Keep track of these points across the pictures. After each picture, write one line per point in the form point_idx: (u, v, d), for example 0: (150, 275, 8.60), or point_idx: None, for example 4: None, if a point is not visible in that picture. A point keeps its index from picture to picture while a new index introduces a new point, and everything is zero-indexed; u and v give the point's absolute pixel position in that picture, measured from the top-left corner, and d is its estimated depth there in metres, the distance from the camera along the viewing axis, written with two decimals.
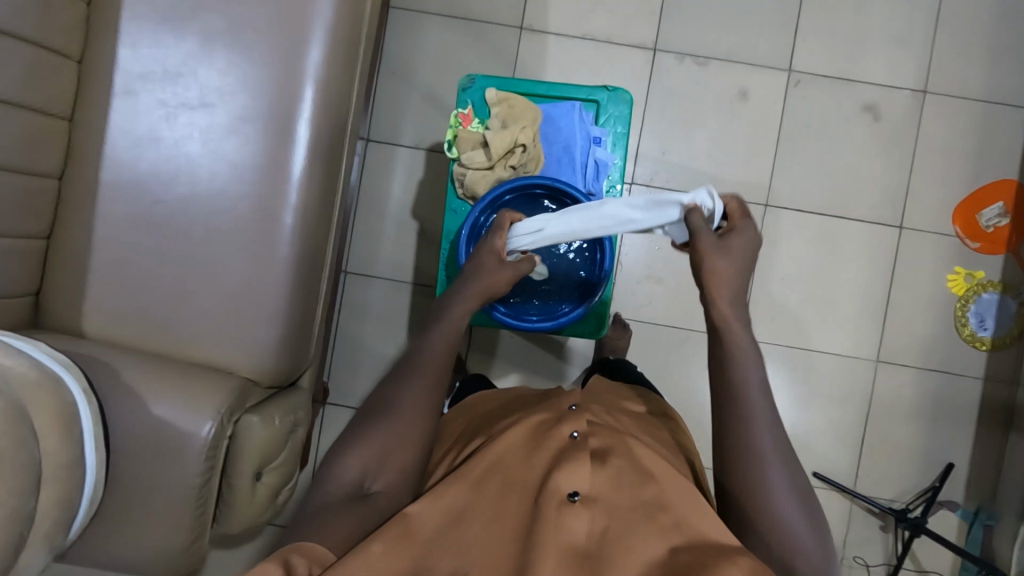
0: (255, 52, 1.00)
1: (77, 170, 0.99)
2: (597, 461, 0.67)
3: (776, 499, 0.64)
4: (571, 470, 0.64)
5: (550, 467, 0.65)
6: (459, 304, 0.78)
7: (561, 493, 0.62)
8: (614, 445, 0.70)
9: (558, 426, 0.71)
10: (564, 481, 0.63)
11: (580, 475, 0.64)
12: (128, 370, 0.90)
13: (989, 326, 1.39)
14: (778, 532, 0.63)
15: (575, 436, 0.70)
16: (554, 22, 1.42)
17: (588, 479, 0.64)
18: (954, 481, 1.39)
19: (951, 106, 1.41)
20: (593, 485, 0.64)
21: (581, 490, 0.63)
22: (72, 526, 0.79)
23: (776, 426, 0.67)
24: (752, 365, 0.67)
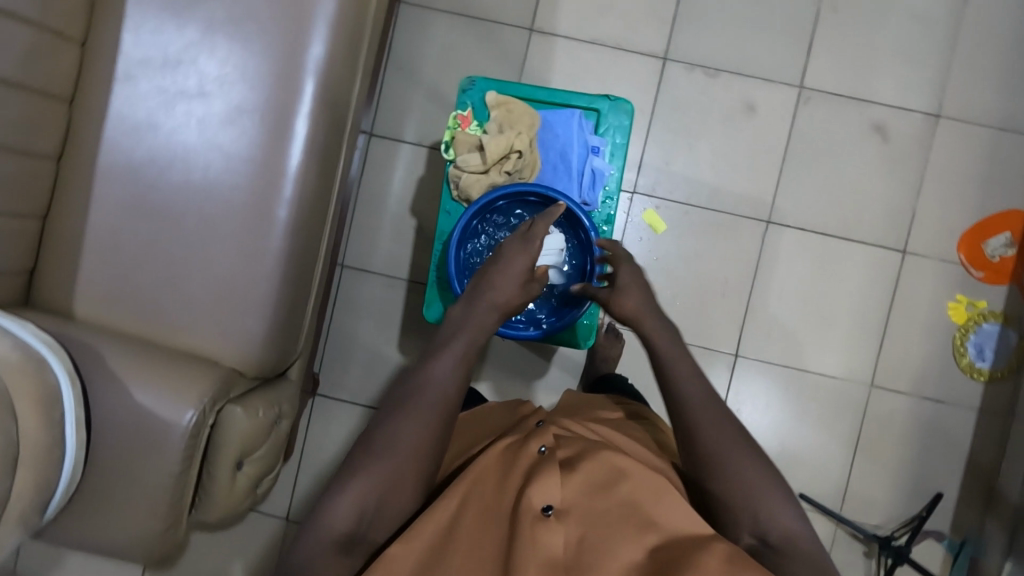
0: (257, 44, 1.00)
1: (75, 152, 0.99)
2: (567, 470, 0.68)
3: (743, 479, 0.70)
4: (540, 482, 0.65)
5: (523, 483, 0.67)
6: (457, 338, 0.76)
7: (534, 507, 0.64)
8: (582, 453, 0.71)
9: (525, 445, 0.73)
10: (535, 497, 0.64)
11: (551, 488, 0.65)
12: (114, 355, 0.91)
13: (988, 357, 1.37)
14: (753, 508, 0.69)
15: (543, 450, 0.71)
16: (563, 26, 1.40)
17: (559, 491, 0.65)
18: (942, 511, 1.37)
19: (963, 131, 1.39)
20: (564, 498, 0.65)
21: (553, 502, 0.64)
22: (49, 507, 0.80)
23: (721, 414, 0.74)
24: (684, 364, 0.78)
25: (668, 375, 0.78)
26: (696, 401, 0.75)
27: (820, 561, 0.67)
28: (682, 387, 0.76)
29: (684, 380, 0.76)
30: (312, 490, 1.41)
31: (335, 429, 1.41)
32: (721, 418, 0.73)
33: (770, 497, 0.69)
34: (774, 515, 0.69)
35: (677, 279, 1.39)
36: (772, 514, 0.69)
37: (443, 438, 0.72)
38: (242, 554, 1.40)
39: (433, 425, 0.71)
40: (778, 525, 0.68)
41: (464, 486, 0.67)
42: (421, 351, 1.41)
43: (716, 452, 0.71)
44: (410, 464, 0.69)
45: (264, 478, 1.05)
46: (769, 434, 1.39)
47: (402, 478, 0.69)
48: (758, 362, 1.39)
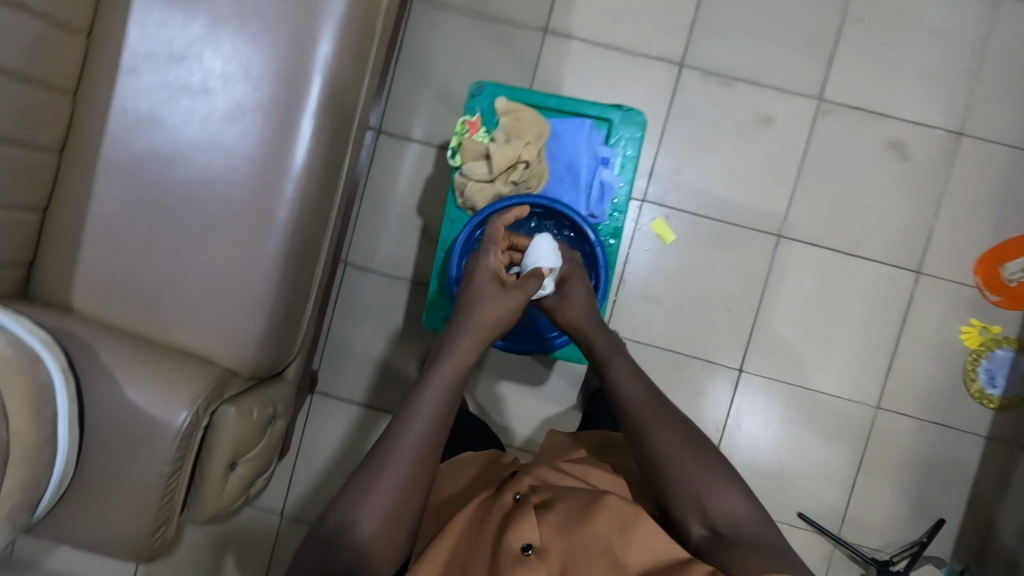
0: (263, 41, 0.98)
1: (78, 144, 0.98)
2: (542, 512, 0.69)
3: (686, 463, 0.71)
4: (518, 524, 0.67)
5: (500, 530, 0.68)
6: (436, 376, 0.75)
7: (514, 548, 0.65)
8: (558, 495, 0.72)
9: (501, 495, 0.74)
10: (512, 538, 0.66)
11: (528, 528, 0.67)
12: (109, 352, 0.90)
13: (1000, 384, 1.34)
14: (698, 491, 0.70)
15: (518, 497, 0.73)
16: (579, 28, 1.37)
17: (537, 529, 0.67)
18: (944, 537, 1.34)
19: (986, 151, 1.35)
20: (543, 536, 0.67)
21: (533, 541, 0.66)
22: (39, 504, 0.80)
23: (660, 403, 0.78)
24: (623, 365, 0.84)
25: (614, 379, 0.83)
26: (636, 402, 0.79)
27: (769, 540, 0.67)
28: (619, 388, 0.82)
29: (627, 383, 0.81)
30: (307, 488, 1.40)
31: (331, 427, 1.40)
32: (663, 416, 0.76)
33: (713, 482, 0.70)
34: (720, 501, 0.69)
35: (683, 291, 1.36)
36: (717, 502, 0.69)
37: (425, 480, 0.71)
38: (235, 548, 1.40)
39: (416, 467, 0.70)
40: (725, 511, 0.69)
41: (445, 539, 0.69)
42: (420, 353, 1.40)
43: (659, 446, 0.74)
44: (410, 490, 0.69)
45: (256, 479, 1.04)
46: (770, 452, 1.37)
47: (405, 505, 0.69)
48: (762, 378, 1.37)
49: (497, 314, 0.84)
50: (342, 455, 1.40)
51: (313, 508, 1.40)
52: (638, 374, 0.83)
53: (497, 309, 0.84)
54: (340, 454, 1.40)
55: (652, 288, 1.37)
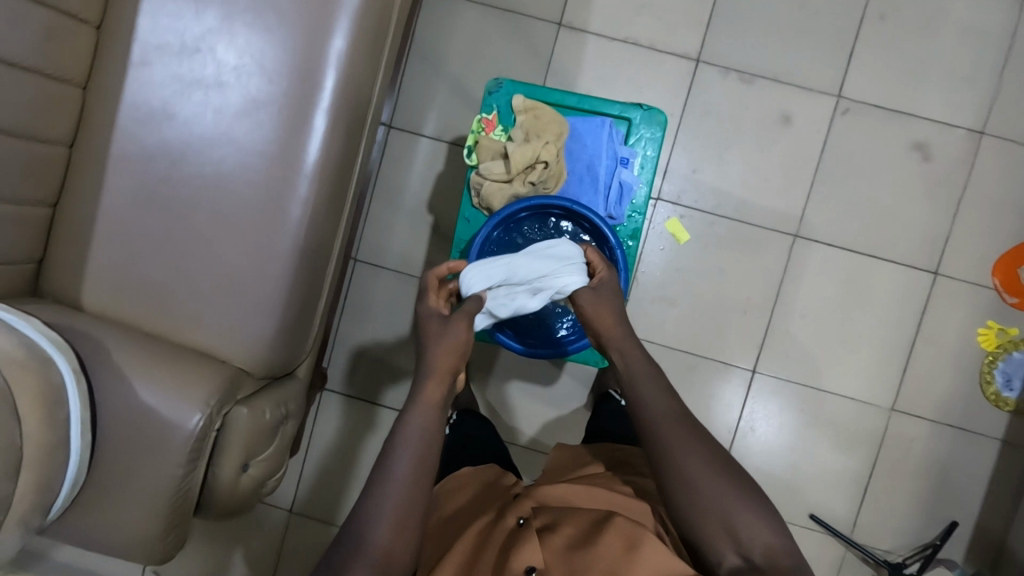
0: (277, 36, 0.96)
1: (88, 139, 0.96)
2: (545, 535, 0.70)
3: (718, 491, 0.67)
4: (520, 549, 0.68)
5: (504, 554, 0.70)
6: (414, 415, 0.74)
7: (517, 571, 0.67)
8: (560, 517, 0.73)
9: (505, 518, 0.75)
10: (516, 562, 0.67)
11: (531, 551, 0.68)
12: (121, 351, 0.89)
13: (1016, 387, 1.32)
14: (732, 521, 0.66)
15: (521, 522, 0.74)
16: (596, 22, 1.35)
17: (540, 553, 0.68)
18: (956, 540, 1.33)
19: (1008, 151, 1.32)
20: (546, 559, 0.68)
21: (536, 563, 0.67)
22: (52, 507, 0.79)
23: (688, 422, 0.73)
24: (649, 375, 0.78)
25: (636, 386, 0.77)
26: (662, 419, 0.73)
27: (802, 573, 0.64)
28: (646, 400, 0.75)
29: (648, 395, 0.76)
30: (315, 485, 1.40)
31: (340, 425, 1.40)
32: (693, 435, 0.71)
33: (745, 512, 0.66)
34: (751, 532, 0.65)
35: (697, 290, 1.35)
36: (749, 533, 0.65)
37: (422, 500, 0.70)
38: (243, 544, 1.40)
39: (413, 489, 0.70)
40: (756, 542, 0.65)
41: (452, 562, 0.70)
42: None
43: (687, 468, 0.69)
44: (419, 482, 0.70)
45: (269, 478, 1.03)
46: (782, 453, 1.36)
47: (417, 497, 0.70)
48: (775, 379, 1.35)
49: (453, 346, 0.78)
50: (350, 453, 1.39)
51: (321, 506, 1.39)
52: (659, 384, 0.77)
53: (451, 342, 0.79)
54: (349, 452, 1.39)
55: (666, 288, 1.35)
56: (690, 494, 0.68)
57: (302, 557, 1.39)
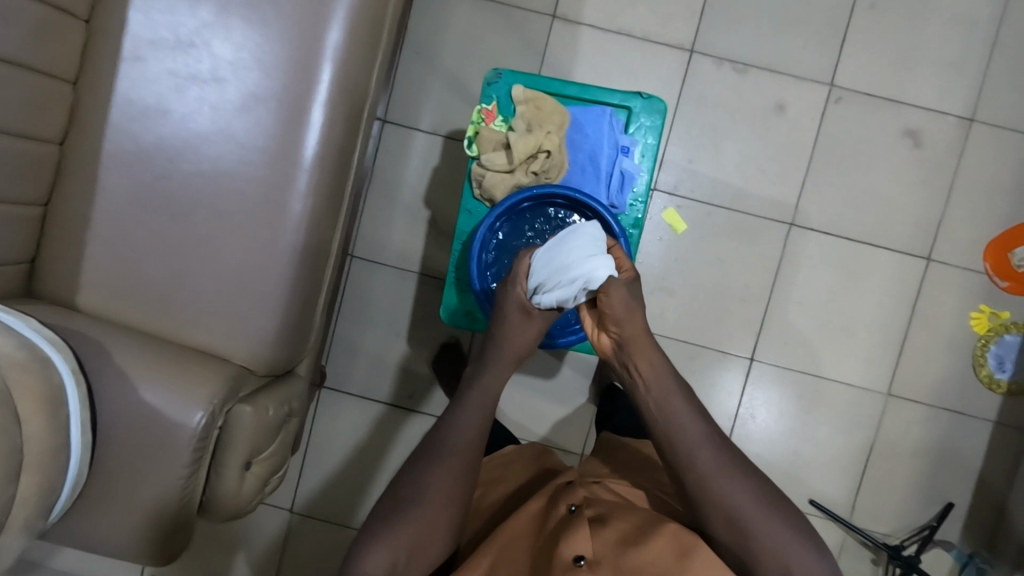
0: (273, 28, 0.95)
1: (80, 136, 0.95)
2: (598, 526, 0.69)
3: (756, 518, 0.71)
4: (573, 536, 0.67)
5: (554, 541, 0.68)
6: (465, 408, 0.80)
7: (566, 559, 0.65)
8: (613, 512, 0.73)
9: (556, 505, 0.74)
10: (566, 550, 0.66)
11: (582, 540, 0.67)
12: (121, 351, 0.87)
13: (1009, 369, 1.34)
14: (771, 546, 0.70)
15: (573, 510, 0.72)
16: (589, 14, 1.35)
17: (591, 543, 0.67)
18: (952, 521, 1.35)
19: (997, 137, 1.34)
20: (597, 549, 0.67)
21: (585, 553, 0.66)
22: (54, 510, 0.78)
23: (719, 450, 0.76)
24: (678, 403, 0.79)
25: (666, 419, 0.79)
26: (695, 448, 0.76)
27: None
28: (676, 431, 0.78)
29: (691, 427, 0.77)
30: (317, 484, 1.38)
31: (341, 424, 1.39)
32: (728, 465, 0.75)
33: (784, 538, 0.71)
34: (796, 561, 0.70)
35: (695, 280, 1.35)
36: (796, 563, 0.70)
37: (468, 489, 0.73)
38: (244, 546, 1.38)
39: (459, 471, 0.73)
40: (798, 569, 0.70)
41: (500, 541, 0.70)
42: (431, 347, 1.38)
43: (735, 504, 0.72)
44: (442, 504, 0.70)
45: (272, 478, 1.02)
46: (781, 440, 1.37)
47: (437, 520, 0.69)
48: (774, 367, 1.36)
49: (520, 344, 0.88)
50: (352, 451, 1.38)
51: (324, 505, 1.38)
52: (702, 421, 0.79)
53: (520, 340, 0.89)
54: (351, 450, 1.38)
55: (665, 278, 1.35)
56: (736, 527, 0.71)
57: (305, 557, 1.38)
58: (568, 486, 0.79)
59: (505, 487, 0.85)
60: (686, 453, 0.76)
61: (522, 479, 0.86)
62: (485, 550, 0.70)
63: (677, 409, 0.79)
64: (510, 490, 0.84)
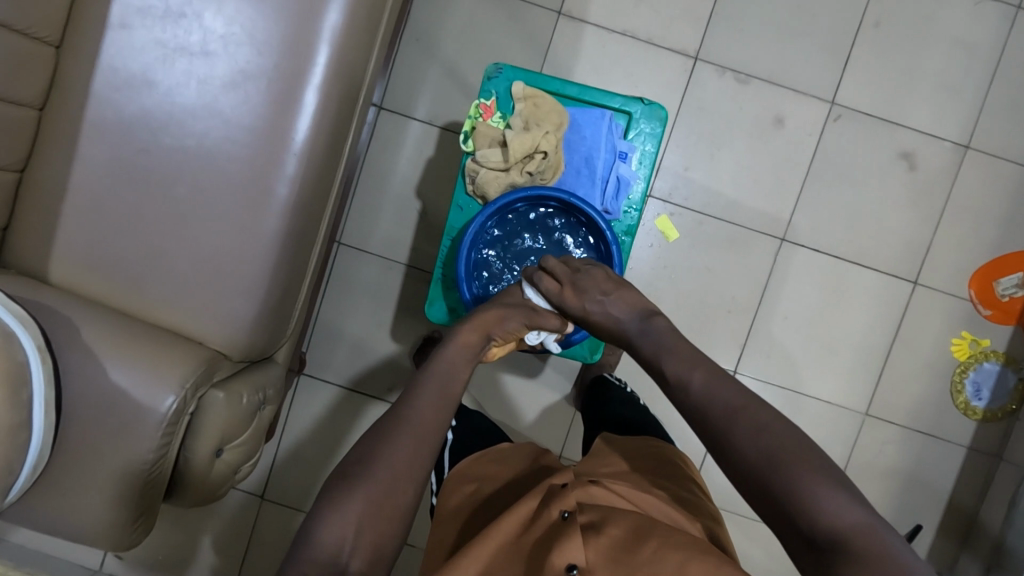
0: (268, 4, 0.92)
1: (60, 102, 0.91)
2: (590, 534, 0.68)
3: (781, 461, 0.60)
4: (563, 545, 0.66)
5: (545, 547, 0.68)
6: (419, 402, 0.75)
7: (558, 569, 0.64)
8: (605, 517, 0.71)
9: (548, 508, 0.72)
10: (557, 560, 0.65)
11: (574, 549, 0.66)
12: (91, 329, 0.85)
13: (985, 397, 1.36)
14: (795, 492, 0.58)
15: (565, 516, 0.71)
16: (594, 12, 1.33)
17: (583, 551, 0.66)
18: (920, 541, 1.37)
19: (990, 166, 1.35)
20: (587, 557, 0.66)
21: (577, 561, 0.65)
22: (11, 489, 0.75)
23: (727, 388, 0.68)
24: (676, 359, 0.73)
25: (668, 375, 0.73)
26: (705, 398, 0.68)
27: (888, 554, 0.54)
28: (683, 381, 0.71)
29: (693, 379, 0.70)
30: (289, 474, 1.36)
31: (318, 412, 1.36)
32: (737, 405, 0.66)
33: (822, 489, 0.58)
34: (829, 510, 0.57)
35: (683, 288, 1.35)
36: (823, 507, 0.57)
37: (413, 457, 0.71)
38: (210, 532, 1.36)
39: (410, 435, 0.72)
40: (833, 519, 0.56)
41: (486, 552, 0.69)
42: (415, 339, 1.36)
43: (742, 441, 0.63)
44: (393, 489, 0.69)
45: (245, 464, 0.99)
46: None
47: (389, 505, 0.68)
48: (756, 381, 1.37)
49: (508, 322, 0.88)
50: (330, 439, 1.36)
51: (295, 493, 1.36)
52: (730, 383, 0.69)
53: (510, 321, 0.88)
54: (328, 440, 1.36)
55: (653, 285, 1.35)
56: (744, 470, 0.62)
57: (274, 545, 1.36)
58: (564, 487, 0.77)
59: (497, 484, 0.83)
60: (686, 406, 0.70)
61: (514, 473, 0.86)
62: (472, 552, 0.68)
63: (688, 373, 0.71)
64: (503, 485, 0.83)
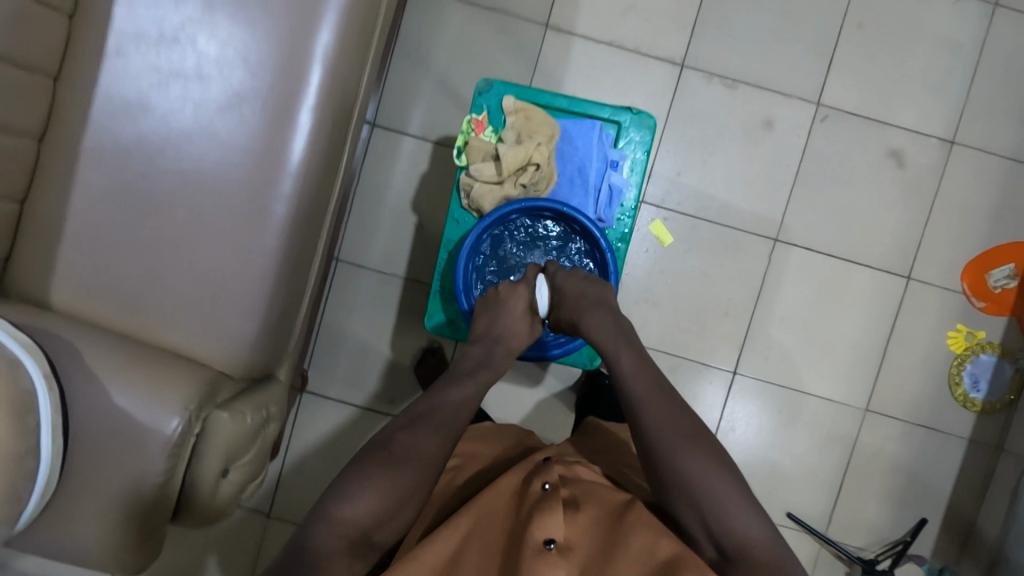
0: (261, 27, 0.94)
1: (58, 131, 0.92)
2: (572, 509, 0.69)
3: (699, 470, 0.72)
4: (544, 519, 0.66)
5: (525, 521, 0.67)
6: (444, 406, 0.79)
7: (536, 541, 0.64)
8: (585, 496, 0.73)
9: (530, 482, 0.73)
10: (537, 531, 0.64)
11: (555, 525, 0.65)
12: (94, 354, 0.85)
13: (983, 388, 1.37)
14: (703, 494, 0.71)
15: (547, 488, 0.72)
16: (582, 23, 1.35)
17: (563, 527, 0.66)
18: (925, 536, 1.38)
19: (977, 161, 1.37)
20: (566, 535, 0.66)
21: (556, 536, 0.64)
22: (20, 516, 0.76)
23: (663, 392, 0.79)
24: (623, 357, 0.83)
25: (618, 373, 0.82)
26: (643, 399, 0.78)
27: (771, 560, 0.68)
28: (626, 381, 0.80)
29: (635, 378, 0.80)
30: (294, 491, 1.36)
31: (320, 426, 1.37)
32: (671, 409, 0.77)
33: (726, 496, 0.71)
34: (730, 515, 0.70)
35: (679, 291, 1.36)
36: (724, 510, 0.70)
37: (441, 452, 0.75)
38: (215, 554, 1.35)
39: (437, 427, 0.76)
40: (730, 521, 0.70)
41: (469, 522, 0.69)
42: (415, 352, 1.37)
43: (672, 444, 0.74)
44: (405, 494, 0.71)
45: (250, 483, 0.98)
46: (761, 452, 1.38)
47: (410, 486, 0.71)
48: (755, 380, 1.38)
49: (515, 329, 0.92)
50: (333, 453, 1.37)
51: (301, 510, 1.36)
52: (667, 404, 0.78)
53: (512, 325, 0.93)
54: (332, 455, 1.37)
55: (650, 289, 1.36)
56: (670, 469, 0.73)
57: None
58: (547, 463, 0.78)
59: (487, 462, 0.84)
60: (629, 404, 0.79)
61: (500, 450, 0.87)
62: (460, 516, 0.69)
63: (634, 376, 0.80)
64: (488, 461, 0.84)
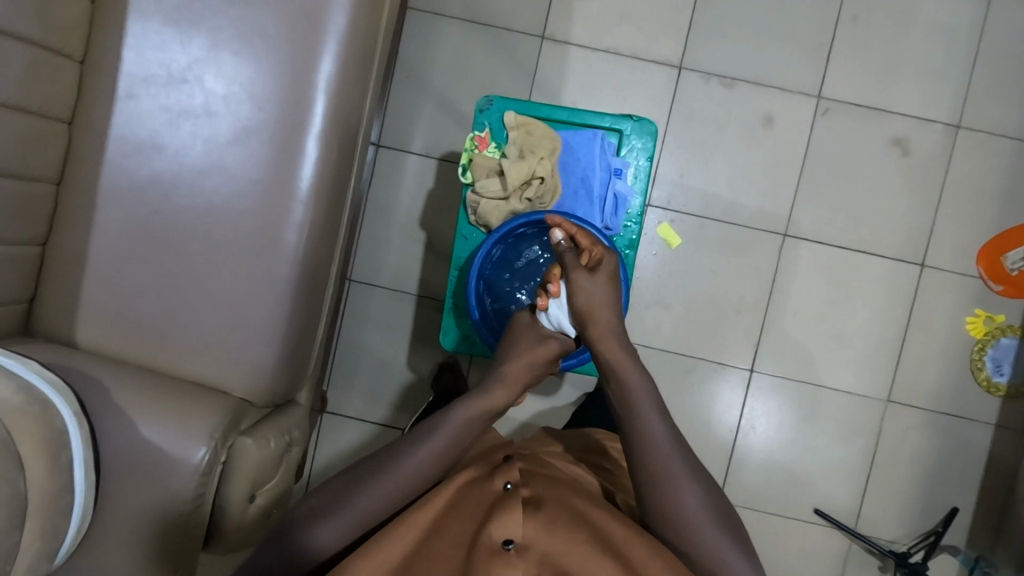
0: (264, 61, 0.96)
1: (75, 174, 0.95)
2: (532, 508, 0.64)
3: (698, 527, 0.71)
4: (503, 518, 0.62)
5: (481, 521, 0.63)
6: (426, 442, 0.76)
7: (493, 540, 0.59)
8: (546, 494, 0.68)
9: (491, 480, 0.70)
10: (495, 530, 0.60)
11: (514, 523, 0.61)
12: (121, 388, 0.88)
13: (1006, 372, 1.35)
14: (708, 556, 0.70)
15: (507, 487, 0.68)
16: (577, 33, 1.37)
17: (522, 526, 0.61)
18: (956, 525, 1.36)
19: (984, 144, 1.36)
20: (526, 533, 0.61)
21: (515, 537, 0.60)
22: (58, 551, 0.77)
23: (676, 444, 0.77)
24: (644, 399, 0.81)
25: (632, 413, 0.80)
26: (662, 448, 0.76)
27: None
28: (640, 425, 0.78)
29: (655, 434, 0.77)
30: None
31: (343, 446, 1.38)
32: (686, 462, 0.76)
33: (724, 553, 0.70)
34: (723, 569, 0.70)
35: (692, 293, 1.36)
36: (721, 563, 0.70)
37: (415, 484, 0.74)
38: None
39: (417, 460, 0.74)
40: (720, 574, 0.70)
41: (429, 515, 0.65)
42: (431, 366, 1.38)
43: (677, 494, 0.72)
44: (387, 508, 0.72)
45: (276, 506, 1.00)
46: (783, 450, 1.37)
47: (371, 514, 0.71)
48: (773, 377, 1.37)
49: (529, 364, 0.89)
50: None
51: None
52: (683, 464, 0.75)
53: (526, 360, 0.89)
54: None
55: (662, 292, 1.36)
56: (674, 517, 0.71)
57: None
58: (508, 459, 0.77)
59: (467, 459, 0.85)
60: (641, 447, 0.76)
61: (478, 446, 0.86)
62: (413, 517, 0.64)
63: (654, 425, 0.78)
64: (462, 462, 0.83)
